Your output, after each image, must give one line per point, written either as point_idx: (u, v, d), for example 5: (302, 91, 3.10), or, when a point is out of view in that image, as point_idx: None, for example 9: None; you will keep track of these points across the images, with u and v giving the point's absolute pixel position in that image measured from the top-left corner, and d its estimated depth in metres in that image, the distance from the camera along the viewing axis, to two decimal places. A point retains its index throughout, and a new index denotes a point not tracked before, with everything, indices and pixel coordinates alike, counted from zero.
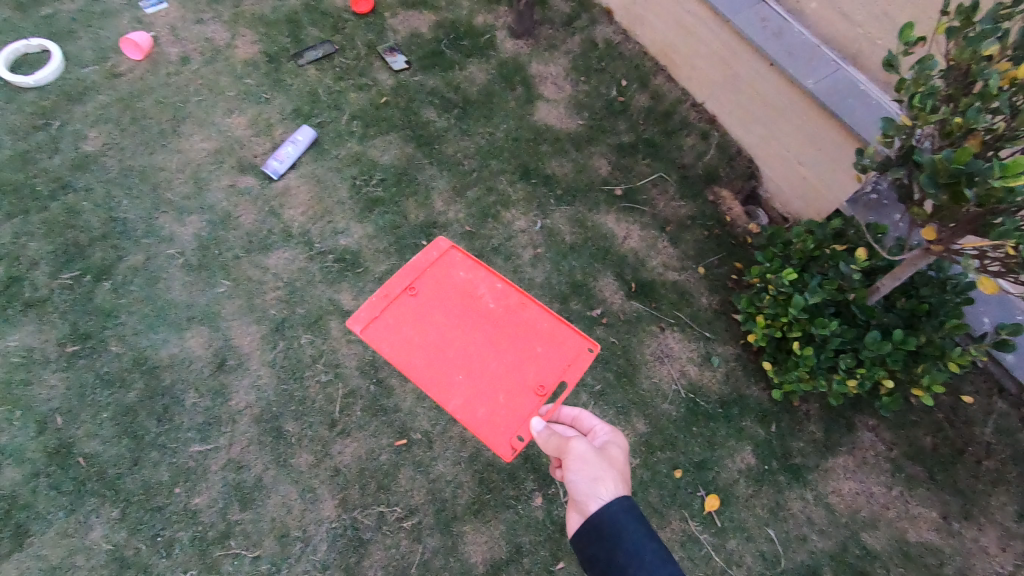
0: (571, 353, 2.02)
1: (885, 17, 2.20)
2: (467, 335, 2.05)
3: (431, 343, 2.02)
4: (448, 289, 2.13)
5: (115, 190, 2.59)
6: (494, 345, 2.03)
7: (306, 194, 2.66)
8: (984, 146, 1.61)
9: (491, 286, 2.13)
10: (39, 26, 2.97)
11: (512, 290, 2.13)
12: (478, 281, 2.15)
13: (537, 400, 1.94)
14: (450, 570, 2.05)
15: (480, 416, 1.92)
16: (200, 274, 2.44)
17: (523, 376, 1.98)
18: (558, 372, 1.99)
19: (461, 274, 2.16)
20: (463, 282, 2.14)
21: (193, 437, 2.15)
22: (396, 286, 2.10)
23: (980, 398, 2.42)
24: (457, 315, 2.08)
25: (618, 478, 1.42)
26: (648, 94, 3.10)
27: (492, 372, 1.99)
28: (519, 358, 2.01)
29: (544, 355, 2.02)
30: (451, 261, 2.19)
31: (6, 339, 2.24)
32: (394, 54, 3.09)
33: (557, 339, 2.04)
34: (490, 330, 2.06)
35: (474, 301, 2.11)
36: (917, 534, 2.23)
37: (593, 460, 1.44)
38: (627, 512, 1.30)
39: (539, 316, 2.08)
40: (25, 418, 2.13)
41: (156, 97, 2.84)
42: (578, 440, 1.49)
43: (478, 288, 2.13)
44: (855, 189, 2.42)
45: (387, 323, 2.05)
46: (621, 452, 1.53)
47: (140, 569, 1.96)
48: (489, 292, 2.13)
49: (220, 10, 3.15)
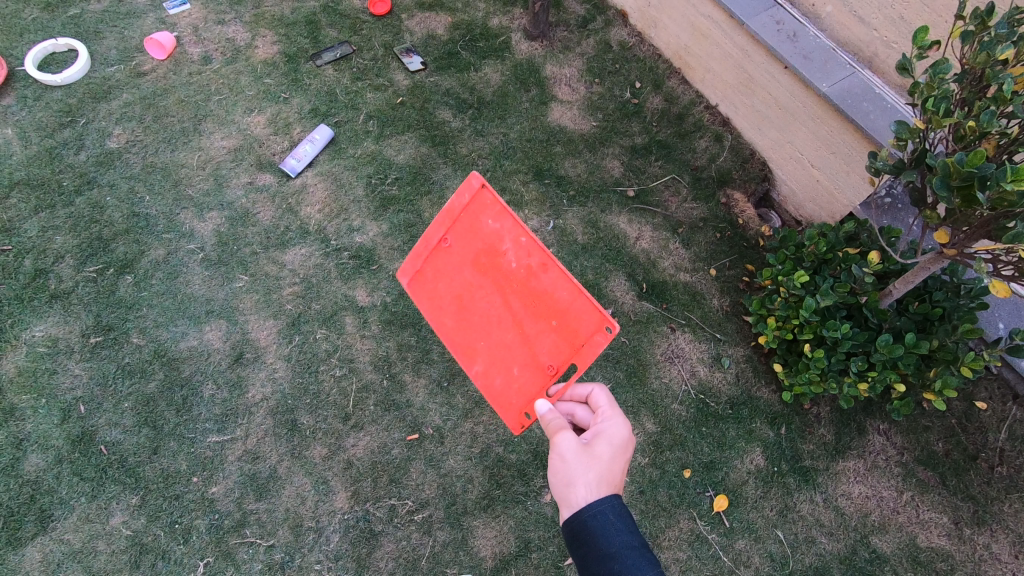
0: (585, 332, 1.63)
1: (901, 21, 2.17)
2: (489, 297, 1.77)
3: (458, 301, 1.82)
4: (477, 243, 1.77)
5: (137, 186, 2.65)
6: (512, 315, 1.75)
7: (323, 192, 2.71)
8: (998, 150, 1.62)
9: (516, 241, 1.70)
10: (66, 26, 3.05)
11: (536, 247, 1.68)
12: (504, 232, 1.72)
13: (546, 378, 1.71)
14: (460, 564, 2.09)
15: (497, 385, 1.78)
16: (219, 270, 2.49)
17: (538, 351, 1.72)
18: (569, 354, 1.66)
19: (488, 223, 1.74)
20: (487, 234, 1.74)
21: (210, 428, 2.20)
22: (427, 237, 1.82)
23: (994, 404, 2.40)
24: (482, 275, 1.77)
25: (597, 478, 1.34)
26: (662, 96, 3.11)
27: (510, 341, 1.76)
28: (534, 332, 1.72)
29: (557, 333, 1.68)
30: (482, 205, 1.74)
31: (32, 330, 2.31)
32: (411, 55, 3.13)
33: (572, 316, 1.65)
34: (510, 299, 1.74)
35: (498, 260, 1.74)
36: (927, 539, 2.23)
37: (576, 457, 1.38)
38: (602, 515, 1.27)
39: (558, 283, 1.65)
40: (49, 405, 2.19)
41: (178, 96, 2.91)
42: (561, 434, 1.44)
43: (503, 241, 1.72)
44: (869, 193, 2.42)
45: (429, 278, 1.87)
46: (610, 442, 1.44)
47: (158, 555, 2.01)
48: (512, 250, 1.71)
49: (242, 11, 3.22)
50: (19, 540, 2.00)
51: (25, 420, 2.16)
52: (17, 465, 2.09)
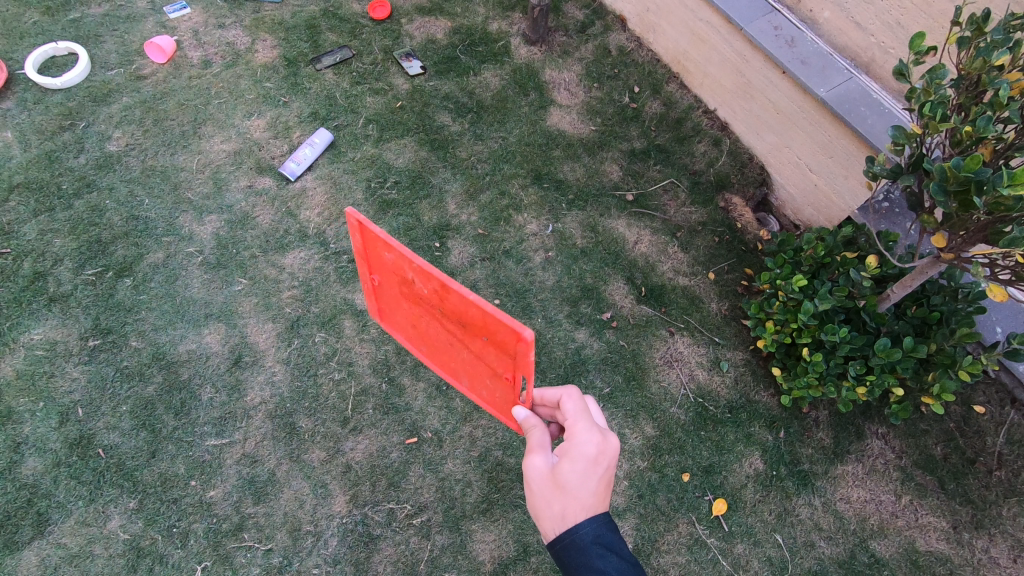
0: (510, 342, 1.31)
1: (897, 27, 2.19)
2: (431, 322, 1.57)
3: (417, 327, 1.67)
4: (394, 278, 1.54)
5: (137, 189, 2.65)
6: (455, 335, 1.52)
7: (322, 196, 2.71)
8: (994, 154, 1.62)
9: (410, 267, 1.40)
10: (66, 30, 3.06)
11: (428, 270, 1.36)
12: (402, 263, 1.43)
13: (512, 388, 1.48)
14: (458, 568, 2.08)
15: (485, 396, 1.62)
16: (218, 273, 2.49)
17: (491, 363, 1.48)
18: (513, 364, 1.38)
19: (386, 256, 1.47)
20: (391, 267, 1.48)
21: (208, 431, 2.20)
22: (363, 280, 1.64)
23: (992, 408, 2.41)
24: (415, 304, 1.56)
25: (563, 511, 1.26)
26: (660, 101, 3.12)
27: (468, 357, 1.55)
28: (479, 348, 1.46)
29: (494, 346, 1.40)
30: (373, 239, 1.46)
31: (31, 332, 2.31)
32: (410, 59, 3.14)
33: (492, 329, 1.33)
34: (445, 322, 1.50)
35: (414, 289, 1.50)
36: (926, 543, 2.22)
37: (543, 487, 1.30)
38: (568, 551, 1.23)
39: (465, 301, 1.34)
40: (47, 409, 2.19)
41: (178, 99, 2.91)
42: (528, 460, 1.35)
43: (406, 271, 1.46)
44: (867, 197, 2.43)
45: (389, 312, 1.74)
46: (577, 465, 1.31)
47: (155, 559, 2.00)
48: (416, 277, 1.43)
49: (242, 15, 3.23)
50: (16, 544, 1.99)
51: (23, 423, 2.16)
52: (15, 468, 2.09)
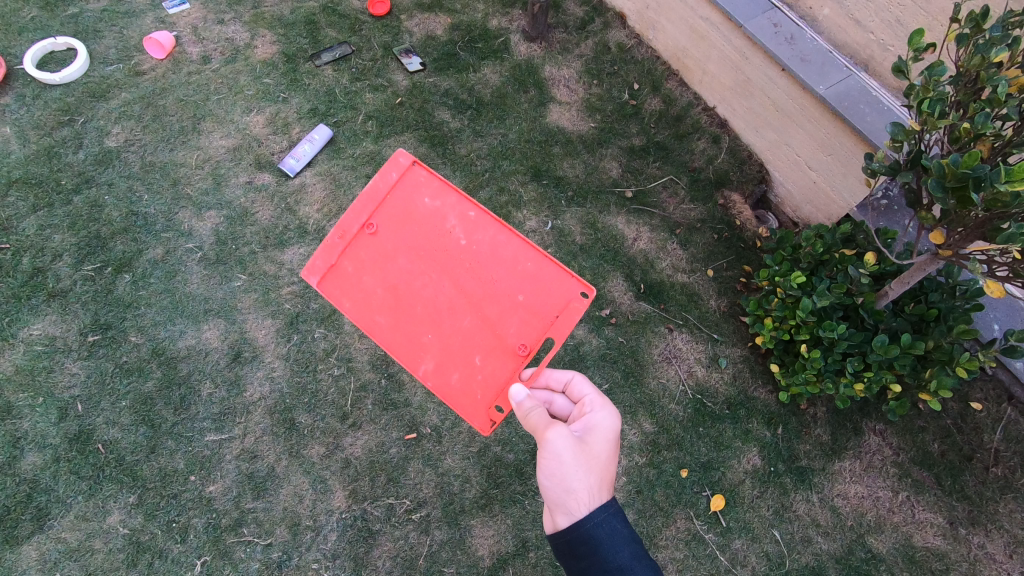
0: (556, 304, 1.70)
1: (897, 24, 2.19)
2: (435, 284, 1.74)
3: (398, 293, 1.74)
4: (412, 232, 1.74)
5: (136, 185, 2.65)
6: (466, 298, 1.73)
7: (322, 192, 2.71)
8: (993, 151, 1.62)
9: (462, 216, 1.73)
10: (65, 25, 3.05)
11: (486, 220, 1.73)
12: (447, 210, 1.74)
13: (517, 361, 1.71)
14: (458, 563, 2.09)
15: (454, 382, 1.71)
16: (217, 269, 2.49)
17: (502, 332, 1.71)
18: (542, 329, 1.70)
19: (426, 202, 1.74)
20: (427, 214, 1.74)
21: (208, 427, 2.20)
22: (350, 225, 1.71)
23: (989, 405, 2.42)
24: (423, 262, 1.74)
25: (596, 481, 1.31)
26: (660, 98, 3.13)
27: (465, 328, 1.73)
28: (496, 313, 1.72)
29: (523, 309, 1.71)
30: (416, 184, 1.75)
31: (30, 328, 2.31)
32: (410, 56, 3.14)
33: (538, 286, 1.70)
34: (460, 283, 1.73)
35: (441, 240, 1.74)
36: (923, 539, 2.24)
37: (574, 458, 1.33)
38: (605, 522, 1.24)
39: (521, 256, 1.72)
40: (47, 404, 2.19)
41: (177, 95, 2.91)
42: (557, 431, 1.36)
43: (446, 220, 1.74)
44: (865, 195, 2.44)
45: (349, 273, 1.73)
46: (603, 440, 1.41)
47: (155, 554, 2.01)
48: (459, 226, 1.73)
49: (241, 11, 3.22)
50: (16, 539, 1.99)
51: (22, 418, 2.16)
52: (14, 463, 2.09)
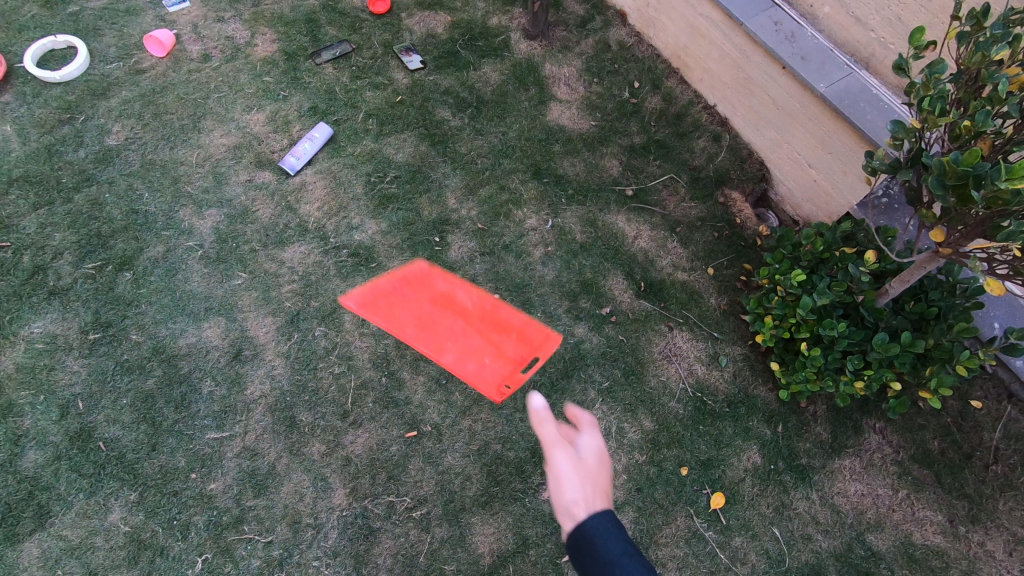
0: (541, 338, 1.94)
1: (898, 22, 2.19)
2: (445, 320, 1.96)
3: (416, 321, 1.99)
4: (428, 296, 2.09)
5: (136, 183, 2.65)
6: (470, 327, 1.93)
7: (322, 190, 2.71)
8: (993, 149, 1.63)
9: (468, 292, 2.09)
10: (65, 23, 3.05)
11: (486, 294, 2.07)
12: (456, 288, 2.11)
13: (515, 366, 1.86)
14: (458, 561, 2.09)
15: (469, 369, 1.85)
16: (218, 267, 2.49)
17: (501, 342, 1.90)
18: (531, 351, 1.93)
19: (441, 283, 2.15)
20: (441, 289, 2.11)
21: (209, 424, 2.21)
22: (382, 283, 2.16)
23: (989, 403, 2.42)
24: (437, 308, 2.03)
25: (591, 489, 1.26)
26: (660, 96, 3.12)
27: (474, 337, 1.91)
28: (496, 335, 1.91)
29: (518, 335, 1.93)
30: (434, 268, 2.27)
31: (31, 327, 2.31)
32: (410, 54, 3.14)
33: (526, 331, 1.94)
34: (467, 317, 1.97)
35: (450, 300, 2.05)
36: (923, 536, 2.24)
37: (570, 472, 1.29)
38: (602, 530, 1.18)
39: (512, 314, 1.97)
40: (47, 402, 2.19)
41: (178, 93, 2.91)
42: (558, 450, 1.32)
43: (455, 293, 2.09)
44: (866, 193, 2.44)
45: (381, 308, 2.09)
46: (596, 454, 1.36)
47: (156, 551, 2.01)
48: (466, 295, 2.08)
49: (241, 9, 3.22)
50: (17, 536, 1.99)
51: (23, 416, 2.16)
52: (15, 461, 2.09)
